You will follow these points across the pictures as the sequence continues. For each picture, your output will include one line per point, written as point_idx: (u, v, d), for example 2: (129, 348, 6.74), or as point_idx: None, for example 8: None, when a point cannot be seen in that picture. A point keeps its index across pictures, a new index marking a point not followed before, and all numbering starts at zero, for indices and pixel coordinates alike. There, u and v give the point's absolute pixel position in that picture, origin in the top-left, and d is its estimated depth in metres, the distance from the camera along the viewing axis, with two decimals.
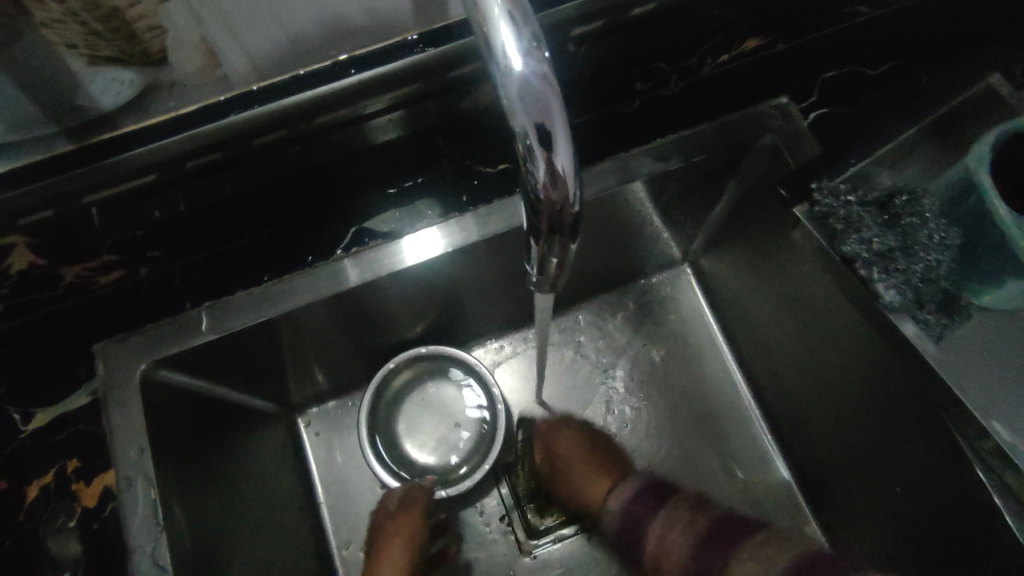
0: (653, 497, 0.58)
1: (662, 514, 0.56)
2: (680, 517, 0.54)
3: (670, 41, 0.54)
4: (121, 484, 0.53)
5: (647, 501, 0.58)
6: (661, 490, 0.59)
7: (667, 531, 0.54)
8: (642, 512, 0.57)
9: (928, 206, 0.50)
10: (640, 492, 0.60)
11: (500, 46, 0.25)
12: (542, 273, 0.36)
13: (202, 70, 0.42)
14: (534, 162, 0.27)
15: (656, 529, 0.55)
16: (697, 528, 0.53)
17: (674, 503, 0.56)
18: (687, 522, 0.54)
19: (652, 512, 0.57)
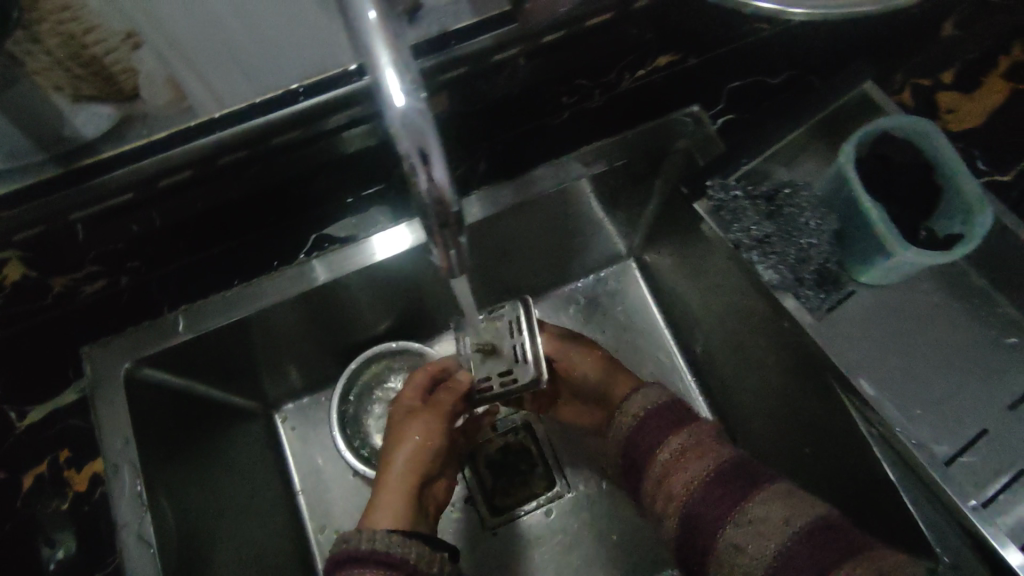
0: (668, 420, 0.64)
1: (682, 434, 0.62)
2: (701, 441, 0.60)
3: (587, 62, 0.58)
4: (110, 471, 0.59)
5: (667, 419, 0.64)
6: (680, 416, 0.64)
7: (683, 451, 0.60)
8: (659, 428, 0.64)
9: (804, 198, 0.62)
10: (663, 409, 0.66)
11: (385, 89, 0.32)
12: (442, 259, 0.42)
13: (171, 103, 0.48)
14: (416, 175, 0.34)
15: (675, 445, 0.61)
16: (715, 453, 0.58)
17: (693, 430, 0.62)
18: (706, 446, 0.59)
19: (666, 433, 0.63)
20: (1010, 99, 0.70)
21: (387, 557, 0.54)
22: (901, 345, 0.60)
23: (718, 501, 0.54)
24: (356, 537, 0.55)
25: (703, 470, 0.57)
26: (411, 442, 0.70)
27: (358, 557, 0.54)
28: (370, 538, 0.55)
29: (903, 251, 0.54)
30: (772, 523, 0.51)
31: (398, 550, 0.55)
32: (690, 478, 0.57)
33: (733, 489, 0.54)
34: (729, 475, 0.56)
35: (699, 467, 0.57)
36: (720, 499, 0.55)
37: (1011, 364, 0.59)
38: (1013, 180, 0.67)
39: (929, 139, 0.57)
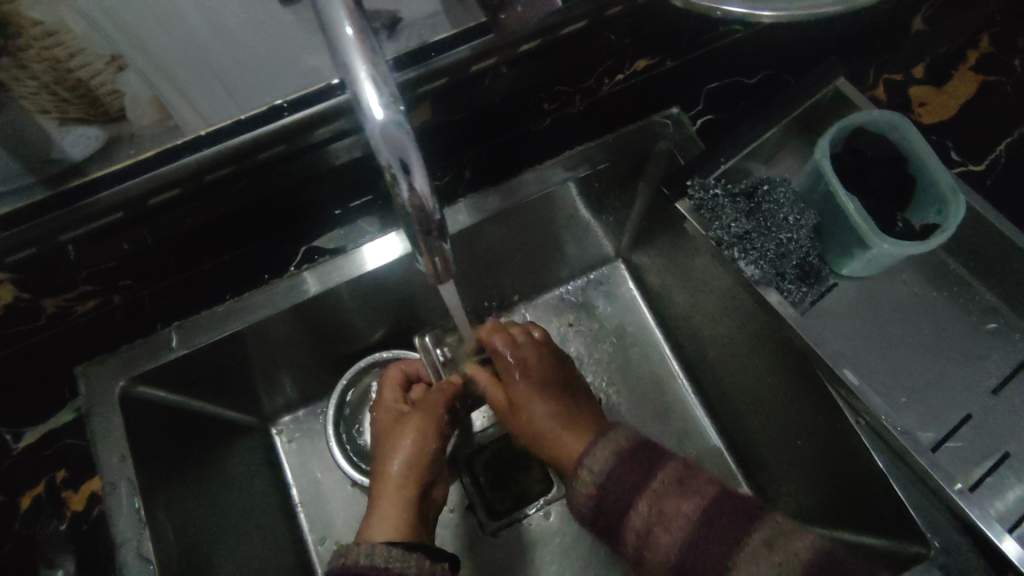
0: (632, 477, 0.58)
1: (648, 498, 0.56)
2: (668, 505, 0.54)
3: (566, 69, 0.59)
4: (107, 488, 0.60)
5: (630, 473, 0.58)
6: (643, 465, 0.58)
7: (652, 523, 0.54)
8: (624, 488, 0.57)
9: (783, 193, 0.63)
10: (625, 458, 0.59)
11: (365, 103, 0.33)
12: (426, 266, 0.43)
13: (157, 122, 0.48)
14: (398, 185, 0.36)
15: (641, 515, 0.55)
16: (684, 520, 0.53)
17: (658, 489, 0.56)
18: (672, 509, 0.54)
19: (634, 492, 0.57)
20: (980, 91, 0.71)
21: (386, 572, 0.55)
22: (877, 336, 0.62)
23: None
24: (353, 553, 0.56)
25: (676, 544, 0.52)
26: (404, 440, 0.71)
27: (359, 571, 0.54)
28: (370, 553, 0.56)
29: (880, 243, 0.56)
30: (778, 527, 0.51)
31: (397, 564, 0.56)
32: (665, 556, 0.53)
33: (711, 562, 0.50)
34: (706, 543, 0.51)
35: (670, 543, 0.52)
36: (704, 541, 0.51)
37: (990, 348, 0.61)
38: (986, 169, 0.68)
39: (903, 132, 0.59)
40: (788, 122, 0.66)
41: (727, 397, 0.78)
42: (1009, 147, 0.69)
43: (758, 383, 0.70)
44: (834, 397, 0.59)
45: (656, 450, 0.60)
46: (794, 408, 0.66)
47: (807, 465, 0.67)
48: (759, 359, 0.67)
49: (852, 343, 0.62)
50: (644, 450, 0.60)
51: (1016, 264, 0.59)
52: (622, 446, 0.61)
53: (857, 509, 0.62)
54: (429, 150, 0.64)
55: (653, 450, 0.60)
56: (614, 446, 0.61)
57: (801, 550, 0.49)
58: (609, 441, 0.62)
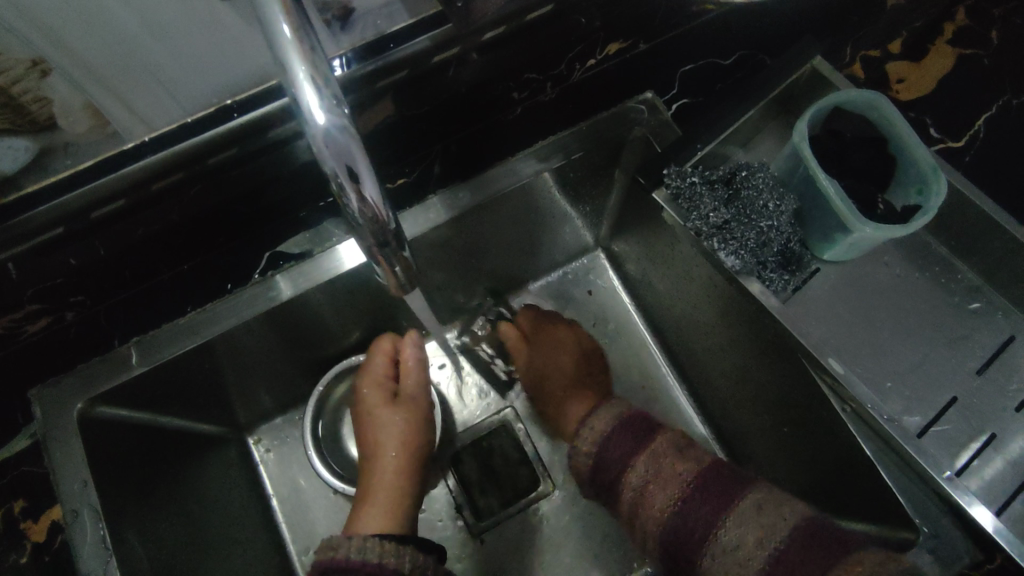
0: (635, 435, 0.58)
1: (646, 457, 0.56)
2: (666, 466, 0.55)
3: (536, 55, 0.57)
4: (69, 516, 0.56)
5: (627, 436, 0.58)
6: (648, 428, 0.59)
7: (648, 482, 0.54)
8: (622, 449, 0.57)
9: (761, 179, 0.61)
10: (624, 423, 0.60)
11: (304, 107, 0.31)
12: (385, 277, 0.40)
13: (93, 129, 0.46)
14: (347, 195, 0.34)
15: (638, 473, 0.55)
16: (679, 482, 0.53)
17: (656, 450, 0.56)
18: (669, 471, 0.54)
19: (634, 452, 0.57)
20: (958, 66, 0.70)
21: (380, 568, 0.53)
22: (863, 321, 0.61)
23: (689, 539, 0.50)
24: (345, 545, 0.54)
25: (670, 502, 0.52)
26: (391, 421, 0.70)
27: (350, 567, 0.53)
28: (361, 547, 0.54)
29: (862, 227, 0.54)
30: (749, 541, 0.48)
31: (392, 560, 0.54)
32: (658, 513, 0.52)
33: (700, 522, 0.50)
34: (696, 502, 0.51)
35: (665, 503, 0.52)
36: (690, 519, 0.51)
37: (974, 328, 0.60)
38: (966, 145, 0.67)
39: (882, 112, 0.58)
40: (765, 105, 0.64)
41: (713, 387, 0.77)
42: (988, 120, 0.68)
43: (744, 372, 0.69)
44: (822, 388, 0.57)
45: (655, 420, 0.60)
46: (784, 401, 0.64)
47: (797, 454, 0.66)
48: (744, 347, 0.66)
49: (837, 328, 0.61)
50: (641, 417, 0.60)
51: (996, 242, 0.58)
52: (622, 411, 0.61)
53: (846, 495, 0.61)
54: (395, 145, 0.61)
55: (646, 420, 0.60)
56: (620, 410, 0.61)
57: (787, 520, 0.48)
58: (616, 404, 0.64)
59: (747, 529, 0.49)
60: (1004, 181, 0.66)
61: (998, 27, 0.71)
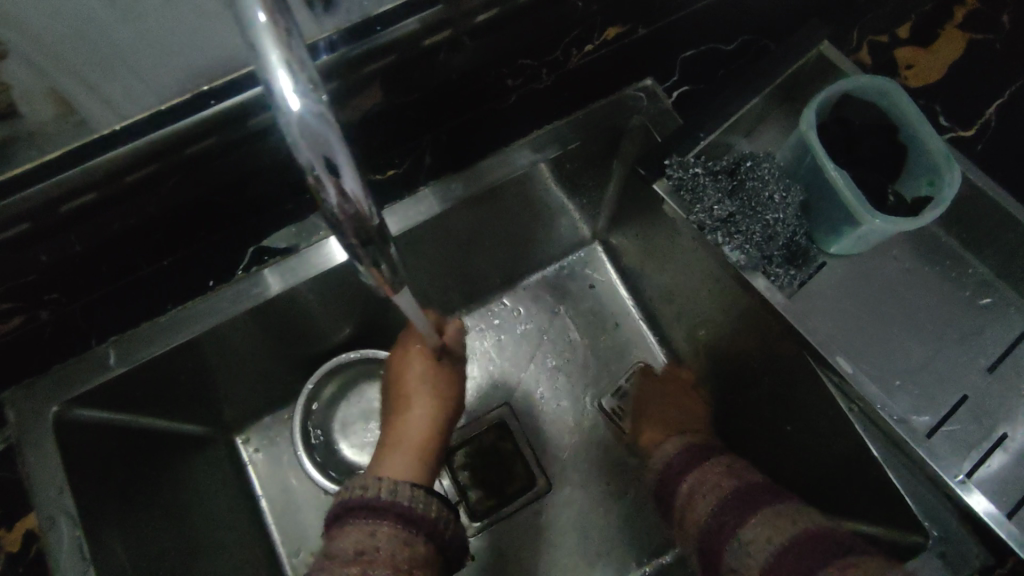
0: (698, 457, 0.61)
1: (696, 473, 0.59)
2: (712, 478, 0.57)
3: (531, 40, 0.54)
4: (44, 524, 0.54)
5: (688, 457, 0.61)
6: (704, 451, 0.62)
7: (694, 492, 0.57)
8: (679, 470, 0.61)
9: (767, 169, 0.59)
10: (688, 451, 0.62)
11: (277, 92, 0.28)
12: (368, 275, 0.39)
13: (59, 118, 0.43)
14: (324, 188, 0.31)
15: (688, 486, 0.58)
16: (720, 491, 0.55)
17: (707, 469, 0.59)
18: (711, 480, 0.57)
19: (687, 470, 0.60)
20: (967, 51, 0.68)
21: (409, 513, 0.52)
22: (871, 316, 0.59)
23: (714, 542, 0.52)
24: (372, 487, 0.52)
25: (708, 508, 0.54)
26: (422, 370, 0.66)
27: (374, 509, 0.51)
28: (389, 489, 0.52)
29: (871, 219, 0.52)
30: (758, 541, 0.49)
31: (420, 505, 0.53)
32: (698, 517, 0.55)
33: (728, 522, 0.52)
34: (727, 509, 0.53)
35: (704, 506, 0.55)
36: (721, 519, 0.52)
37: (985, 324, 0.58)
38: (976, 134, 0.65)
39: (893, 99, 0.55)
40: (769, 92, 0.62)
41: (715, 385, 0.75)
42: (999, 108, 0.65)
43: (746, 369, 0.67)
44: (829, 388, 0.55)
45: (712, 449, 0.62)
46: (788, 401, 0.62)
47: (801, 454, 0.64)
48: (747, 345, 0.64)
49: (845, 324, 0.59)
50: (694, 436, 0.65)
51: (1009, 235, 0.56)
52: (688, 441, 0.64)
53: (850, 495, 0.60)
54: (384, 135, 0.58)
55: (703, 447, 0.63)
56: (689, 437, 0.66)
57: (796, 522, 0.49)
58: (695, 437, 0.65)
59: (763, 520, 0.50)
60: (1016, 170, 0.63)
61: (1009, 10, 0.69)
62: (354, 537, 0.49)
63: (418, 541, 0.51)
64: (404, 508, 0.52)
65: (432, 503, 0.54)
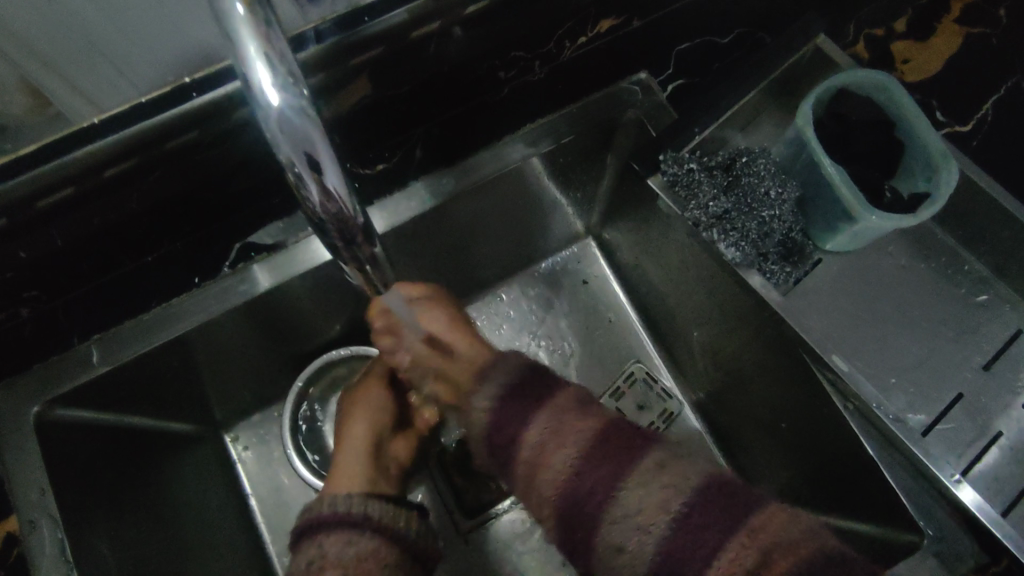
0: (533, 391, 0.48)
1: (541, 416, 0.46)
2: (568, 420, 0.45)
3: (523, 30, 0.53)
4: (25, 528, 0.52)
5: (522, 391, 0.48)
6: (548, 384, 0.49)
7: (546, 440, 0.45)
8: (514, 410, 0.47)
9: (763, 165, 0.58)
10: (516, 386, 0.49)
11: (255, 85, 0.28)
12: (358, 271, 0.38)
13: (31, 110, 0.43)
14: (306, 186, 0.30)
15: (533, 435, 0.46)
16: (579, 439, 0.44)
17: (555, 408, 0.47)
18: (569, 425, 0.45)
19: (530, 409, 0.47)
20: (966, 46, 0.67)
21: (349, 516, 0.51)
22: (868, 313, 0.58)
23: (582, 511, 0.42)
24: (322, 502, 0.53)
25: (568, 460, 0.44)
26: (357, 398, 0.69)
27: (323, 522, 0.51)
28: (332, 500, 0.53)
29: (868, 216, 0.51)
30: (648, 510, 0.40)
31: (362, 509, 0.52)
32: (554, 478, 0.44)
33: (597, 484, 0.42)
34: (598, 461, 0.43)
35: (563, 461, 0.44)
36: (598, 473, 0.43)
37: (982, 322, 0.57)
38: (974, 130, 0.64)
39: (890, 94, 0.54)
40: (766, 86, 0.61)
41: (708, 379, 0.74)
42: (996, 103, 0.65)
43: (740, 365, 0.66)
44: (826, 387, 0.55)
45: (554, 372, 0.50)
46: (783, 399, 0.62)
47: (797, 452, 0.64)
48: (741, 341, 0.63)
49: (842, 321, 0.58)
50: (540, 372, 0.50)
51: (1008, 232, 0.56)
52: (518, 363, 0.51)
53: (845, 493, 0.59)
54: (371, 127, 0.56)
55: (546, 376, 0.50)
56: (511, 365, 0.51)
57: (692, 474, 0.41)
58: (504, 364, 0.51)
59: (650, 490, 0.41)
60: (1013, 166, 0.63)
61: (1006, 5, 0.68)
62: (309, 554, 0.49)
63: (364, 539, 0.50)
64: (348, 513, 0.52)
65: (370, 504, 0.53)
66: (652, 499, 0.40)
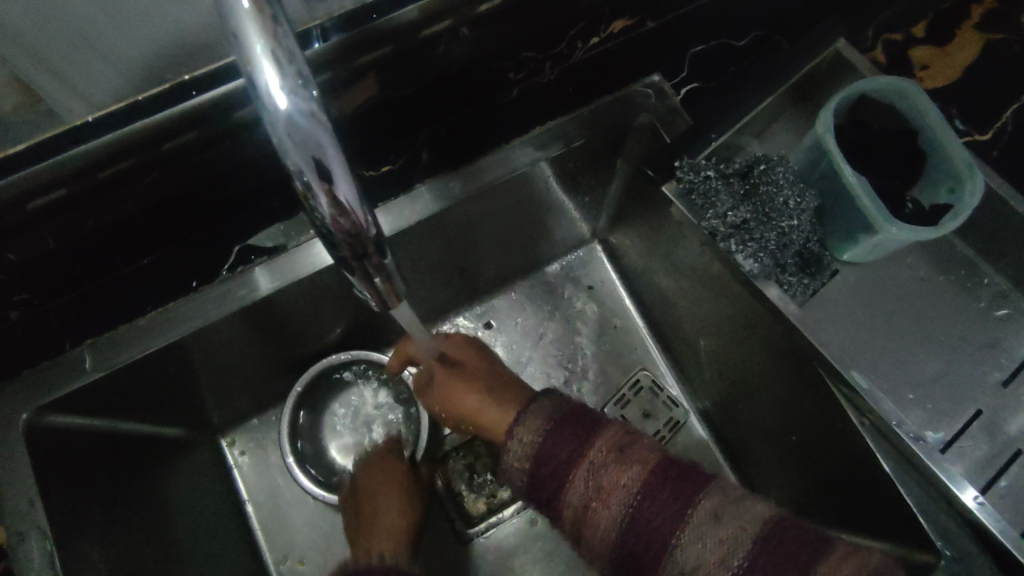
0: (573, 443, 0.49)
1: (583, 469, 0.47)
2: (607, 472, 0.46)
3: (535, 29, 0.51)
4: (13, 539, 0.50)
5: (562, 440, 0.49)
6: (589, 430, 0.49)
7: (590, 497, 0.46)
8: (553, 466, 0.48)
9: (782, 173, 0.56)
10: (553, 435, 0.50)
11: (262, 88, 0.26)
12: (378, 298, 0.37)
13: (22, 106, 0.41)
14: (315, 196, 0.29)
15: (578, 489, 0.47)
16: (623, 495, 0.45)
17: (595, 459, 0.47)
18: (611, 479, 0.46)
19: (569, 463, 0.48)
20: (985, 53, 0.65)
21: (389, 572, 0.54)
22: (886, 324, 0.57)
23: (641, 561, 0.44)
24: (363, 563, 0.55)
25: (617, 519, 0.45)
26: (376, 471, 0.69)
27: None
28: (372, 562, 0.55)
29: (888, 227, 0.50)
30: (712, 555, 0.42)
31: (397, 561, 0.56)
32: (604, 533, 0.45)
33: (655, 534, 0.43)
34: (649, 515, 0.44)
35: (611, 520, 0.45)
36: (654, 512, 0.44)
37: (1002, 336, 0.56)
38: (994, 138, 0.62)
39: (911, 101, 0.53)
40: (784, 91, 0.59)
41: (717, 390, 0.73)
42: (1017, 111, 0.63)
43: (749, 377, 0.65)
44: (843, 404, 0.53)
45: (594, 415, 0.51)
46: (796, 412, 0.60)
47: (808, 466, 0.62)
48: (754, 352, 0.61)
49: (858, 334, 0.57)
50: (579, 416, 0.51)
51: None
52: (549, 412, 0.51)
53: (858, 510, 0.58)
54: (377, 129, 0.55)
55: (584, 421, 0.50)
56: (545, 414, 0.51)
57: (750, 522, 0.43)
58: (540, 412, 0.52)
59: (706, 542, 0.42)
60: None
61: None
62: None
63: None
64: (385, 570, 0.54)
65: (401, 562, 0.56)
66: (712, 553, 0.42)
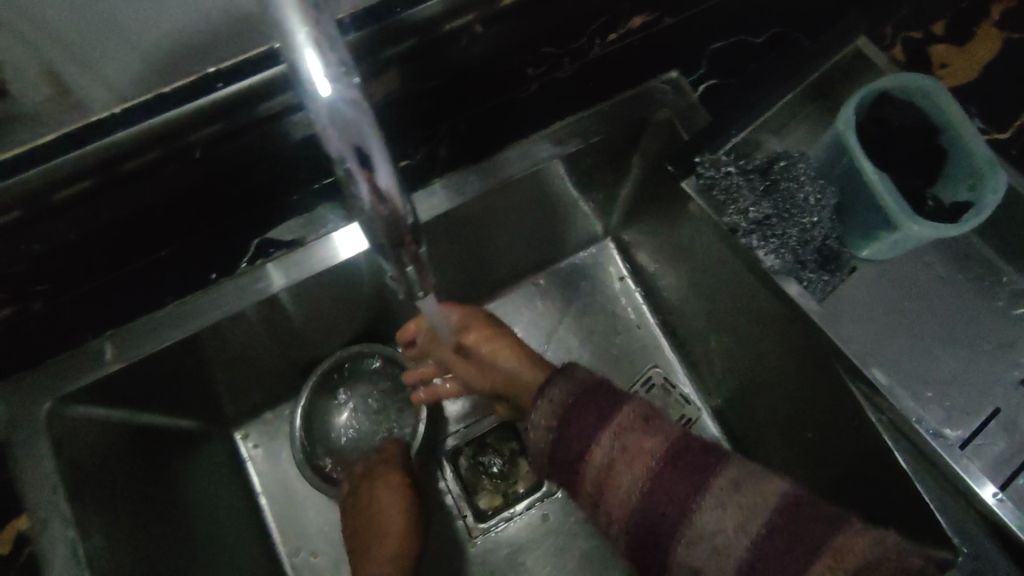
0: (600, 409, 0.50)
1: (611, 431, 0.48)
2: (631, 439, 0.47)
3: (557, 24, 0.51)
4: (36, 527, 0.51)
5: (589, 408, 0.50)
6: (615, 400, 0.51)
7: (613, 458, 0.47)
8: (580, 430, 0.50)
9: (801, 169, 0.57)
10: (582, 400, 0.51)
11: (307, 76, 0.26)
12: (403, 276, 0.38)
13: (52, 102, 0.39)
14: (355, 182, 0.30)
15: (603, 450, 0.48)
16: (646, 460, 0.46)
17: (622, 423, 0.49)
18: (636, 446, 0.47)
19: (597, 428, 0.49)
20: (1004, 51, 0.65)
21: None
22: (905, 321, 0.57)
23: (657, 532, 0.44)
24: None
25: (637, 483, 0.46)
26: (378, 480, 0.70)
27: None
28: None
29: (909, 224, 0.50)
30: (727, 533, 0.42)
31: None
32: (625, 496, 0.46)
33: (674, 502, 0.44)
34: (668, 482, 0.45)
35: (632, 482, 0.46)
36: (672, 493, 0.44)
37: (1021, 334, 0.56)
38: (1013, 137, 0.62)
39: (933, 98, 0.53)
40: (803, 88, 0.59)
41: (730, 386, 0.73)
42: None
43: (765, 374, 0.65)
44: (862, 402, 0.53)
45: (617, 389, 0.53)
46: (812, 410, 0.60)
47: (823, 464, 0.62)
48: (769, 349, 0.61)
49: (877, 331, 0.56)
50: (603, 388, 0.52)
51: None
52: (578, 378, 0.54)
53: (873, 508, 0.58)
54: (398, 122, 0.55)
55: (609, 392, 0.52)
56: (579, 379, 0.54)
57: (766, 498, 0.42)
58: (576, 375, 0.54)
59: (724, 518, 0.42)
60: None
61: None
62: None
63: None
64: None
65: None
66: (731, 523, 0.42)
